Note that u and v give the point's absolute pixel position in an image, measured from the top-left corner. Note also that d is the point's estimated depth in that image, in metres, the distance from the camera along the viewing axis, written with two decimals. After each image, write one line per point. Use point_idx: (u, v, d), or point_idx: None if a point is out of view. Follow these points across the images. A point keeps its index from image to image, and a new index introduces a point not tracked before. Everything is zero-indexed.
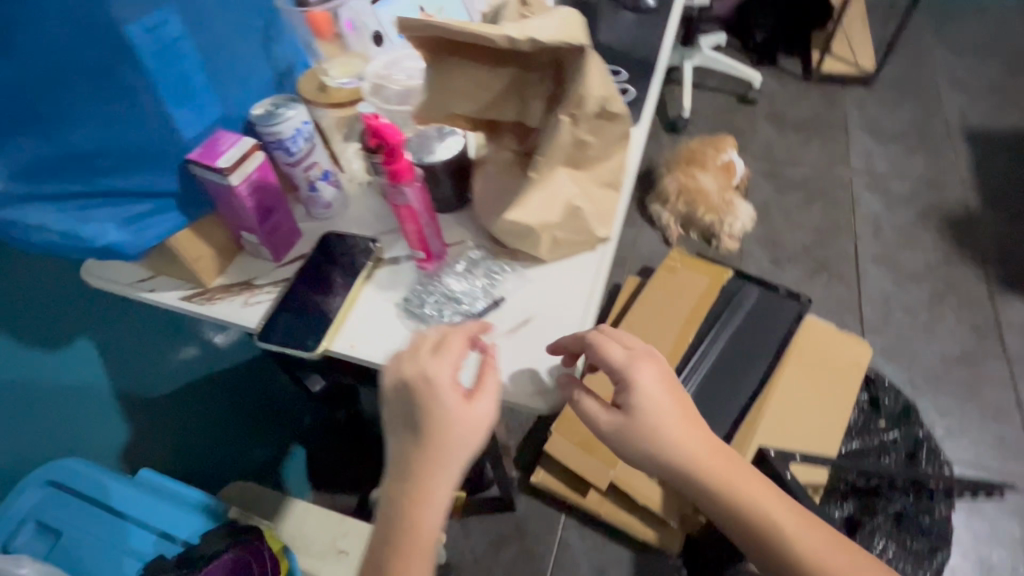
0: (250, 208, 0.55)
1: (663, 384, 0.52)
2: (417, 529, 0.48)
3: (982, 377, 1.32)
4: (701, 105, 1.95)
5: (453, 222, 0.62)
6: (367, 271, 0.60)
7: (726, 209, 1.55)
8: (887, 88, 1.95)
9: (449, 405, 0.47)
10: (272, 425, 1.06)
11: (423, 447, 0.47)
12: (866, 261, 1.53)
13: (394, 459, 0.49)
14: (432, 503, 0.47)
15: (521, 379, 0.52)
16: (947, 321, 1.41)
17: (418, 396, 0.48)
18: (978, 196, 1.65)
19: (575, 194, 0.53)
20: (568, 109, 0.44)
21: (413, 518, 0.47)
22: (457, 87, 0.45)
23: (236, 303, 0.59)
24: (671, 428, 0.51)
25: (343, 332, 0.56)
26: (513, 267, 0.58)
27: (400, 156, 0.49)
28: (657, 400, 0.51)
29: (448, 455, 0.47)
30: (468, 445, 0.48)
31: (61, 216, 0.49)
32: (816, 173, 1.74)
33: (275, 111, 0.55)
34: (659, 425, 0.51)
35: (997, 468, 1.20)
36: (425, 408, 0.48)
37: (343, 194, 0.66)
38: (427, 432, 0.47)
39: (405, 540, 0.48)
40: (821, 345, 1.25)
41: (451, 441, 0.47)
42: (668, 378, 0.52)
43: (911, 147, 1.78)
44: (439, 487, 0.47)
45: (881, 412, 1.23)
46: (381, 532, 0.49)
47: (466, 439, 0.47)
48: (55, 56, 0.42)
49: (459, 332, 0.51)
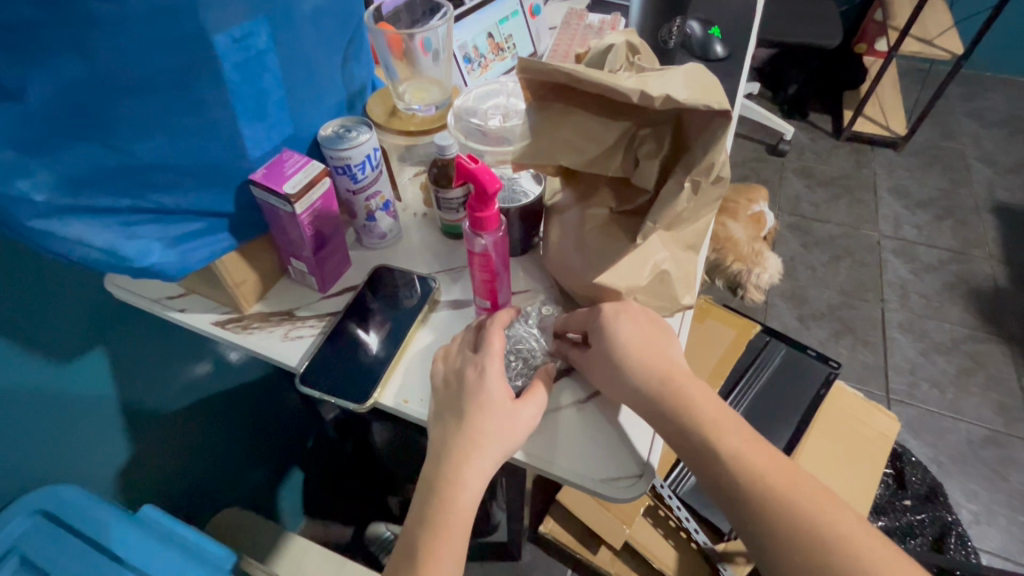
0: (307, 236, 0.51)
1: (641, 319, 0.48)
2: (451, 515, 0.43)
3: (1009, 460, 1.28)
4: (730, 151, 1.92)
5: (519, 270, 0.59)
6: (424, 315, 0.56)
7: (756, 263, 1.44)
8: (917, 154, 1.94)
9: (491, 390, 0.45)
10: (276, 449, 1.00)
11: (463, 432, 0.44)
12: (892, 328, 1.50)
13: (433, 444, 0.45)
14: (468, 487, 0.44)
15: (597, 455, 0.46)
16: (972, 398, 1.37)
17: (465, 387, 0.46)
18: (1006, 272, 1.62)
19: (665, 258, 0.48)
20: (684, 171, 0.41)
21: (449, 500, 0.43)
22: (568, 137, 0.43)
23: (275, 334, 0.54)
24: (645, 359, 0.46)
25: (396, 381, 0.51)
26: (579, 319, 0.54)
27: (489, 198, 0.45)
28: (628, 329, 0.47)
29: (490, 442, 0.44)
30: (512, 433, 0.44)
31: (105, 231, 0.44)
32: (844, 232, 1.72)
33: (347, 136, 0.51)
34: (631, 356, 0.46)
35: None
36: (468, 392, 0.46)
37: (399, 226, 0.62)
38: (471, 421, 0.44)
39: (438, 527, 0.43)
40: (858, 412, 1.07)
41: (487, 425, 0.44)
42: (649, 314, 0.49)
43: (940, 214, 1.76)
44: (479, 470, 0.44)
45: (906, 489, 1.15)
46: (413, 519, 0.45)
47: (512, 436, 0.44)
48: (135, 60, 0.39)
49: (497, 326, 0.49)
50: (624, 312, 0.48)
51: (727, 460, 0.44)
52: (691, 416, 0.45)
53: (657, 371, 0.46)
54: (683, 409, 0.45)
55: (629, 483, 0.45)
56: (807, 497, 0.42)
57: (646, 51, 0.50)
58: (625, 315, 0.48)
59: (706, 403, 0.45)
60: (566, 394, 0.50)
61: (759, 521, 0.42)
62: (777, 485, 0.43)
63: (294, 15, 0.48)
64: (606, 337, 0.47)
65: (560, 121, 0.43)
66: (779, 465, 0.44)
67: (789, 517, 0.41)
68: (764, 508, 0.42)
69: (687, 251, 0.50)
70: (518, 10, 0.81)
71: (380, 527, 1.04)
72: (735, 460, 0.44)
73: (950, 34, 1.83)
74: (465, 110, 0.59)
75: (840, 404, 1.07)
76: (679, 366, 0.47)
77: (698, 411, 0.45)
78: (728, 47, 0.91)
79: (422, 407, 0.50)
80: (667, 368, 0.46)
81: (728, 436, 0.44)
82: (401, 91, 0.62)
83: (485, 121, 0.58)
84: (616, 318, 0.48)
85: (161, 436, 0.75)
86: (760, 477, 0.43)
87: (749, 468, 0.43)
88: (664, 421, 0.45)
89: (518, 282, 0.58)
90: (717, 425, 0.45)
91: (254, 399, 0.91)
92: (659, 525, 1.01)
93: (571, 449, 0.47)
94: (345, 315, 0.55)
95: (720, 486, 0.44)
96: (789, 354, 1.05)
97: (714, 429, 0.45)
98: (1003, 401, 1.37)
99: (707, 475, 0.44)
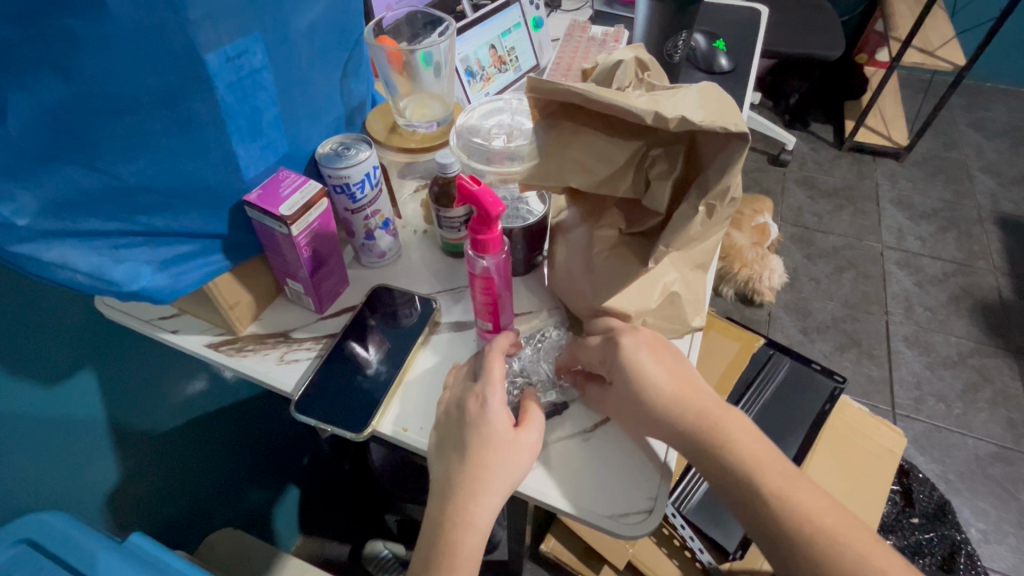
0: (303, 257, 0.49)
1: (659, 350, 0.46)
2: (458, 555, 0.42)
3: (1018, 478, 1.26)
4: None
5: (521, 291, 0.57)
6: (425, 337, 0.54)
7: (762, 269, 1.45)
8: (918, 165, 1.92)
9: (494, 421, 0.43)
10: (272, 465, 0.98)
11: (468, 468, 0.42)
12: (896, 340, 1.48)
13: (436, 481, 0.44)
14: (474, 525, 0.42)
15: (606, 493, 0.44)
16: (979, 413, 1.35)
17: (465, 419, 0.44)
18: (1011, 285, 1.60)
19: (675, 279, 0.48)
20: (701, 197, 0.39)
21: (455, 540, 0.42)
22: (577, 157, 0.42)
23: (268, 358, 0.52)
24: (666, 388, 0.44)
25: (393, 408, 0.49)
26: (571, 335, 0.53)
27: (491, 221, 0.44)
28: (655, 367, 0.45)
29: (495, 478, 0.42)
30: (517, 468, 0.43)
31: (92, 255, 0.42)
32: (846, 243, 1.70)
33: (344, 153, 0.49)
34: (663, 388, 0.44)
35: None
36: (470, 423, 0.44)
37: (399, 244, 0.61)
38: (474, 457, 0.42)
39: (444, 568, 0.42)
40: (863, 429, 1.05)
41: (491, 458, 0.42)
42: (659, 341, 0.47)
43: (943, 225, 1.75)
44: (485, 506, 0.42)
45: (914, 507, 1.12)
46: (419, 562, 0.43)
47: (518, 471, 0.43)
48: (120, 81, 0.37)
49: (498, 351, 0.48)
50: (645, 343, 0.46)
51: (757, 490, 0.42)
52: (724, 447, 0.43)
53: (683, 398, 0.44)
54: (715, 439, 0.43)
55: (639, 520, 0.43)
56: (850, 536, 0.40)
57: (655, 68, 0.49)
58: (639, 346, 0.45)
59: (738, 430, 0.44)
60: (573, 421, 0.48)
61: (807, 562, 0.40)
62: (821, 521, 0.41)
63: (289, 29, 0.46)
64: (630, 368, 0.45)
65: (571, 142, 0.41)
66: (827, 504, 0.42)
67: (834, 555, 0.39)
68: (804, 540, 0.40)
69: (697, 270, 0.49)
70: (521, 22, 0.80)
71: (377, 546, 1.04)
72: (773, 494, 0.42)
73: (952, 45, 1.83)
74: (471, 129, 0.58)
75: (845, 420, 1.06)
76: (709, 399, 0.45)
77: (731, 442, 0.43)
78: (732, 60, 0.90)
79: (423, 435, 0.48)
80: (692, 394, 0.45)
81: (768, 471, 0.43)
82: (402, 107, 0.61)
83: (488, 141, 0.56)
84: (640, 349, 0.45)
85: (154, 459, 0.73)
86: (806, 517, 0.41)
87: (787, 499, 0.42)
88: (699, 453, 0.44)
89: (521, 303, 0.56)
90: (754, 458, 0.43)
91: (250, 417, 0.89)
92: (662, 544, 0.97)
93: (575, 483, 0.45)
94: (344, 335, 0.53)
95: (762, 522, 0.42)
96: (794, 368, 1.03)
97: (753, 460, 0.43)
98: (1011, 417, 1.35)
99: (745, 511, 0.42)
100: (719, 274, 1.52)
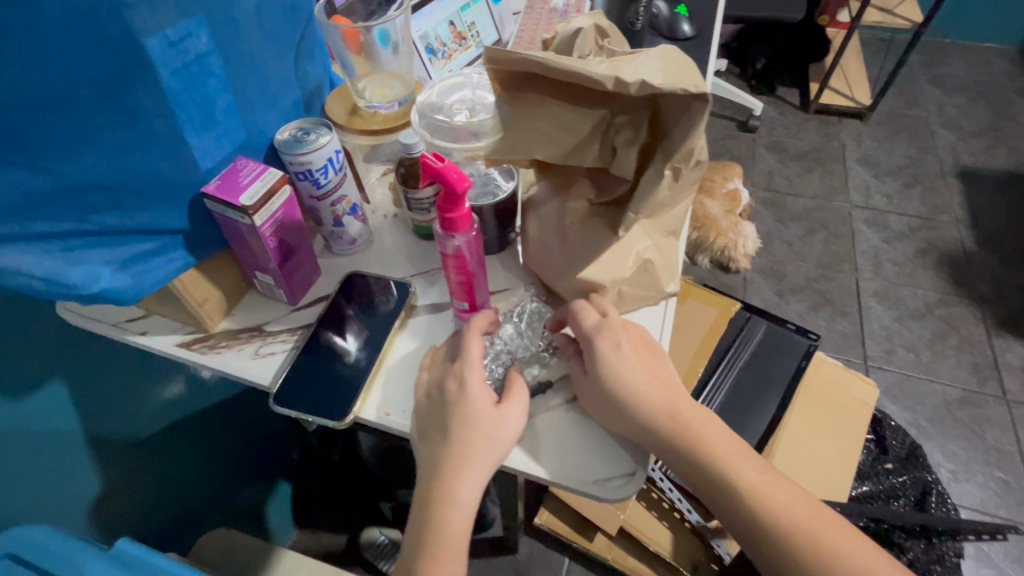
0: (271, 248, 0.48)
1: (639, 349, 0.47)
2: (447, 532, 0.42)
3: (984, 419, 1.31)
4: None
5: (497, 270, 0.57)
6: (403, 319, 0.54)
7: (736, 238, 1.48)
8: (882, 124, 1.96)
9: (478, 398, 0.44)
10: (261, 461, 0.97)
11: (456, 446, 0.43)
12: (867, 297, 1.53)
13: (423, 464, 0.44)
14: (460, 502, 0.42)
15: (591, 462, 0.45)
16: (946, 361, 1.41)
17: (447, 400, 0.45)
18: (971, 236, 1.66)
19: (646, 247, 0.48)
20: (670, 161, 0.39)
21: (444, 519, 0.42)
22: (543, 128, 0.41)
23: (246, 353, 0.51)
24: (646, 390, 0.45)
25: (376, 393, 0.49)
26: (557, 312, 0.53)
27: (460, 199, 0.43)
28: (632, 366, 0.46)
29: (482, 454, 0.42)
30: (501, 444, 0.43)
31: (45, 260, 0.41)
32: (816, 205, 1.73)
33: (305, 139, 0.48)
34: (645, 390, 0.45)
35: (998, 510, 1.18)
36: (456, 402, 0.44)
37: (370, 229, 0.60)
38: (459, 434, 0.43)
39: (433, 545, 0.42)
40: (836, 382, 1.09)
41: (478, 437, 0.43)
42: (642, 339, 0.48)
43: (906, 183, 1.79)
44: (470, 483, 0.42)
45: (887, 453, 1.19)
46: (411, 544, 0.43)
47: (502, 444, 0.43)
48: (57, 74, 0.36)
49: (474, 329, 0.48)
50: (624, 342, 0.46)
51: (788, 536, 0.44)
52: (706, 453, 0.45)
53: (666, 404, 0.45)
54: (697, 446, 0.45)
55: (622, 483, 0.44)
56: (820, 531, 0.44)
57: (615, 33, 0.49)
58: (622, 344, 0.46)
59: (718, 438, 0.46)
60: (557, 393, 0.48)
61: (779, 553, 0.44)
62: (863, 556, 0.43)
63: (233, 11, 0.45)
64: (609, 368, 0.45)
65: (535, 114, 0.41)
66: (798, 500, 0.46)
67: (808, 550, 0.44)
68: (784, 543, 0.44)
69: (669, 237, 0.49)
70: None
71: (374, 532, 1.04)
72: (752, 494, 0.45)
73: (909, 3, 1.85)
74: (433, 107, 0.56)
75: (820, 376, 1.09)
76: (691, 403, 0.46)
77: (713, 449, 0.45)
78: (694, 25, 0.90)
79: (406, 418, 0.48)
80: (677, 405, 0.46)
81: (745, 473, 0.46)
82: (361, 88, 0.59)
83: (451, 116, 0.55)
84: (620, 348, 0.46)
85: (140, 464, 0.72)
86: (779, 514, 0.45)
87: (766, 503, 0.45)
88: (682, 458, 0.45)
89: (497, 281, 0.56)
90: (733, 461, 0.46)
91: (235, 418, 0.89)
92: (652, 508, 1.02)
93: (561, 454, 0.46)
94: (320, 326, 0.53)
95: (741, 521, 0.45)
96: (769, 328, 1.06)
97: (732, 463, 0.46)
98: (976, 361, 1.41)
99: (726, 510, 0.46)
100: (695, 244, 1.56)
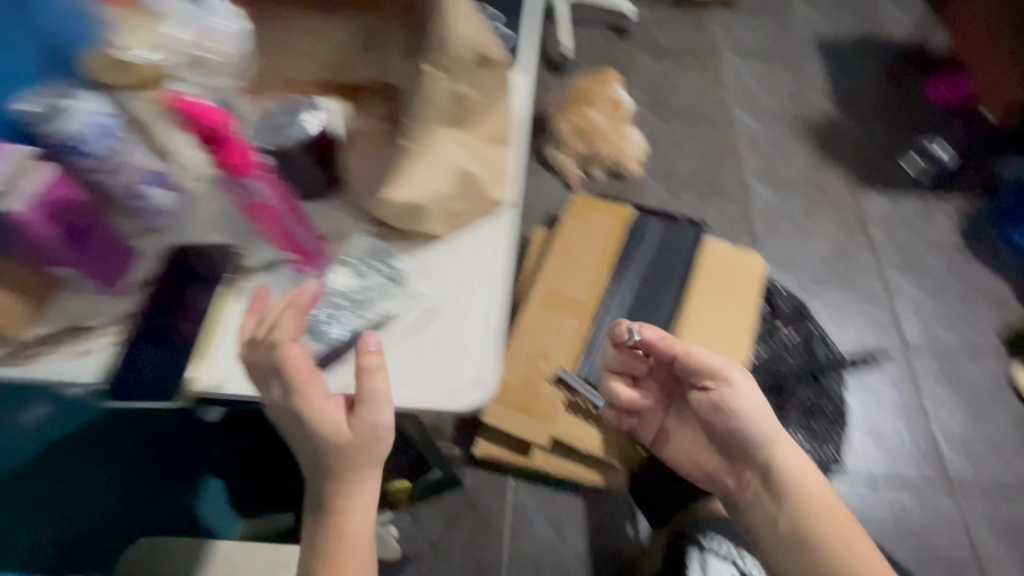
0: (49, 235, 0.44)
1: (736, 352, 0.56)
2: (350, 516, 0.51)
3: (857, 268, 1.45)
4: (580, 40, 1.90)
5: (333, 215, 0.56)
6: (235, 286, 0.53)
7: (620, 143, 1.61)
8: (747, 7, 1.99)
9: (369, 408, 0.47)
10: (183, 462, 0.93)
11: (345, 453, 0.48)
12: (750, 178, 1.62)
13: (317, 469, 0.50)
14: (348, 483, 0.50)
15: (433, 382, 0.50)
16: (821, 223, 1.53)
17: (310, 433, 0.48)
18: (834, 104, 1.76)
19: (461, 158, 0.52)
20: (439, 60, 0.47)
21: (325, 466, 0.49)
22: (310, 44, 0.51)
23: (69, 356, 0.48)
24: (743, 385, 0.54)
25: (216, 362, 0.50)
26: (405, 253, 0.55)
27: (231, 142, 0.42)
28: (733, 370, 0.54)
29: (357, 456, 0.49)
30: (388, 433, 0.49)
31: None
32: (695, 99, 1.78)
33: (54, 107, 0.44)
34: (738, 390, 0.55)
35: (870, 341, 1.32)
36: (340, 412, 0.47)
37: (184, 196, 0.55)
38: (330, 447, 0.48)
39: (332, 523, 0.51)
40: (724, 266, 1.34)
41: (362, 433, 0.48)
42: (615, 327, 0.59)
43: (773, 63, 1.86)
44: (354, 470, 0.50)
45: (777, 313, 1.32)
46: (314, 506, 0.52)
47: (375, 405, 0.47)
48: None
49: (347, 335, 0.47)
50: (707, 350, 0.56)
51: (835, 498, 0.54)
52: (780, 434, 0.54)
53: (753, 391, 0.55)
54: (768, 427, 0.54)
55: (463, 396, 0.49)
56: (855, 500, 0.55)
57: None
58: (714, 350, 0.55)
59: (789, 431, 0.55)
60: (397, 324, 0.52)
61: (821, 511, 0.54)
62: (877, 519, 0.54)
63: None
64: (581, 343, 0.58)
65: (324, 28, 0.50)
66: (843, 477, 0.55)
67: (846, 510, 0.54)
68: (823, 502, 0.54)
69: (489, 146, 0.54)
70: None
71: None
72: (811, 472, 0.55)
73: None
74: (205, 31, 0.50)
75: (712, 263, 1.35)
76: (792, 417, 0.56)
77: None
78: None
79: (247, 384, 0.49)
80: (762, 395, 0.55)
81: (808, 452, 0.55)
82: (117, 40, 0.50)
83: (205, 39, 0.50)
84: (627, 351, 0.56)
85: (68, 500, 0.70)
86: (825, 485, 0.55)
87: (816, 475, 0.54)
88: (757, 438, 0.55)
89: (336, 228, 0.56)
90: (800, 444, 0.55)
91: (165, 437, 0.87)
92: (578, 414, 1.17)
93: (408, 382, 0.50)
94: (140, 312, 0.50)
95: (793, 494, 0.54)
96: (664, 227, 1.37)
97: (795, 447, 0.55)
98: (847, 220, 1.53)
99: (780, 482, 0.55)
100: (586, 158, 1.62)
